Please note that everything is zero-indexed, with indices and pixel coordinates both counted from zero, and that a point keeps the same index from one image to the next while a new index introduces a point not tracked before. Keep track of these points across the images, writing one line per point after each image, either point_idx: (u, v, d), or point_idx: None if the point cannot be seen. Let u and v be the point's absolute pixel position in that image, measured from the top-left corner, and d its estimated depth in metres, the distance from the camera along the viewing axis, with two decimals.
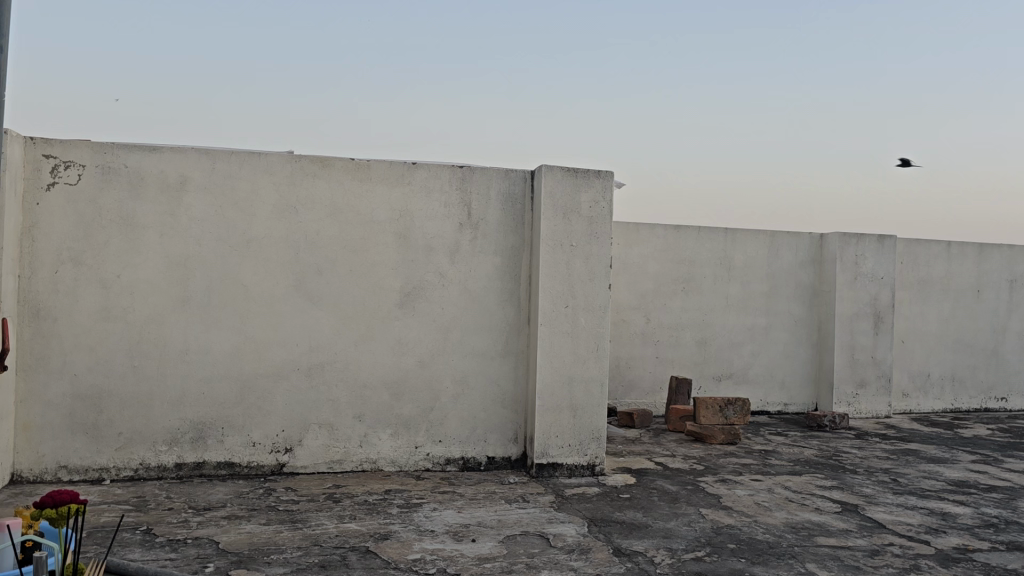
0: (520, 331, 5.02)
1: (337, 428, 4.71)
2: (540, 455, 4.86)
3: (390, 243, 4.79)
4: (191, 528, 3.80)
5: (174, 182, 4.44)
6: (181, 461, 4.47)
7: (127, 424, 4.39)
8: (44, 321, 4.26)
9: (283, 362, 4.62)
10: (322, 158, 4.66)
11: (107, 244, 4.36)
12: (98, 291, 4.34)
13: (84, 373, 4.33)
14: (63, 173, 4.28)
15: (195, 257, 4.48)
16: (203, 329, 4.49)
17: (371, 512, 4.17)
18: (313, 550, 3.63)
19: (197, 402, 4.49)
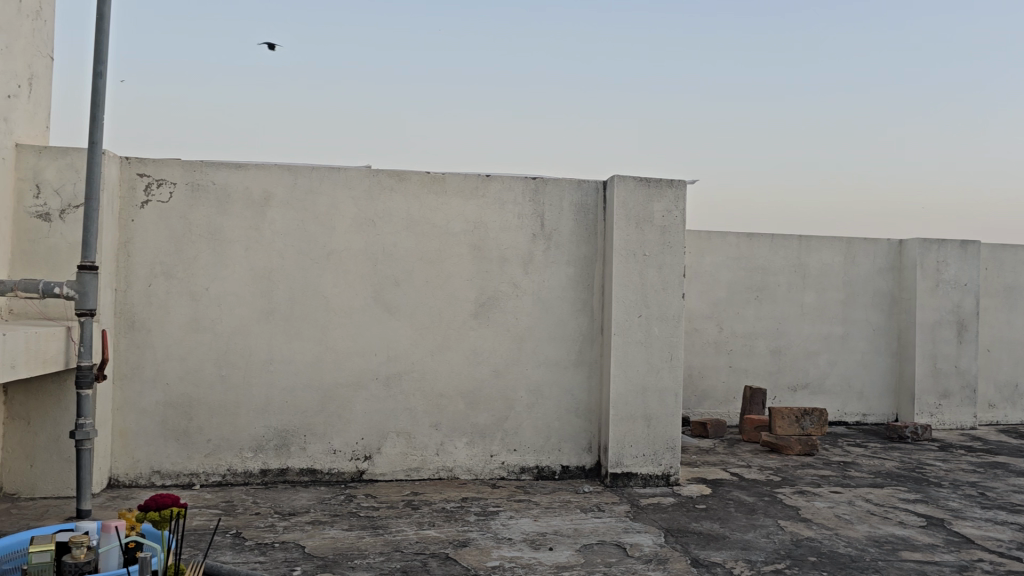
0: (593, 340, 5.04)
1: (415, 436, 4.80)
2: (614, 464, 4.87)
3: (465, 255, 4.87)
4: (278, 532, 3.93)
5: (259, 197, 4.61)
6: (266, 468, 4.62)
7: (215, 430, 4.56)
8: (138, 332, 4.47)
9: (363, 372, 4.74)
10: (399, 172, 4.78)
11: (196, 258, 4.54)
12: (188, 303, 4.53)
13: (176, 381, 4.51)
14: (156, 191, 4.49)
15: (279, 270, 4.64)
16: (287, 339, 4.64)
17: (449, 519, 4.24)
18: (395, 556, 3.72)
19: (281, 410, 4.63)
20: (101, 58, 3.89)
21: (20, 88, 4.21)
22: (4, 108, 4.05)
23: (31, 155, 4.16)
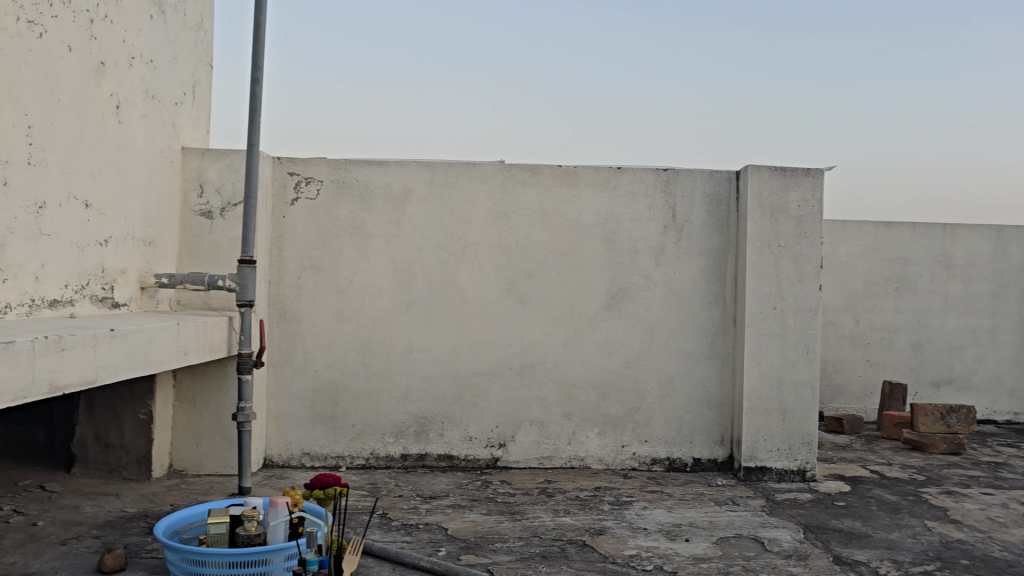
0: (726, 333, 4.99)
1: (547, 425, 4.90)
2: (748, 458, 4.81)
3: (596, 246, 4.92)
4: (421, 514, 4.10)
5: (399, 193, 4.80)
6: (406, 452, 4.82)
7: (359, 416, 4.79)
8: (290, 322, 4.75)
9: (497, 362, 4.87)
10: (532, 166, 4.87)
11: (342, 252, 4.78)
12: (334, 295, 4.78)
13: (323, 369, 4.77)
14: (305, 189, 4.75)
15: (418, 263, 4.82)
16: (425, 330, 4.83)
17: (583, 507, 4.31)
18: (533, 541, 3.82)
19: (420, 398, 4.83)
20: (258, 65, 4.16)
21: (185, 95, 4.55)
22: (172, 114, 4.39)
23: (195, 157, 4.49)
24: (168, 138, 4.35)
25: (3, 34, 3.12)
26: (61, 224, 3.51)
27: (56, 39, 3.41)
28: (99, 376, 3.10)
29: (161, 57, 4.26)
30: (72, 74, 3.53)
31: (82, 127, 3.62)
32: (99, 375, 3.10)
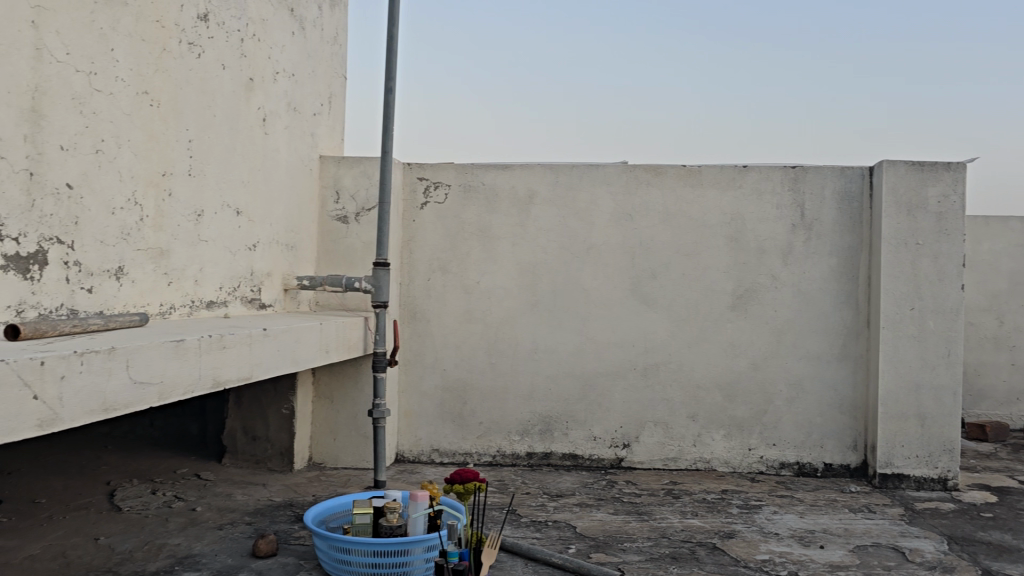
0: (859, 334, 4.82)
1: (672, 426, 4.88)
2: (883, 464, 4.64)
3: (721, 246, 4.86)
4: (549, 511, 4.17)
5: (524, 196, 4.90)
6: (532, 451, 4.92)
7: (486, 414, 4.91)
8: (419, 322, 4.92)
9: (621, 362, 4.89)
10: (656, 167, 4.87)
11: (469, 254, 4.91)
12: (462, 296, 4.91)
13: (452, 368, 4.92)
14: (434, 193, 4.91)
15: (542, 264, 4.90)
16: (550, 330, 4.90)
17: (711, 510, 4.27)
18: (663, 542, 3.81)
19: (545, 397, 4.91)
20: (391, 75, 4.33)
21: (323, 106, 4.80)
22: (311, 125, 4.64)
23: (332, 164, 4.72)
24: (308, 147, 4.59)
25: (169, 56, 3.39)
26: (217, 231, 3.77)
27: (212, 58, 3.68)
28: (255, 372, 3.32)
29: (302, 71, 4.51)
30: (225, 90, 3.79)
31: (234, 140, 3.88)
32: (255, 372, 3.32)
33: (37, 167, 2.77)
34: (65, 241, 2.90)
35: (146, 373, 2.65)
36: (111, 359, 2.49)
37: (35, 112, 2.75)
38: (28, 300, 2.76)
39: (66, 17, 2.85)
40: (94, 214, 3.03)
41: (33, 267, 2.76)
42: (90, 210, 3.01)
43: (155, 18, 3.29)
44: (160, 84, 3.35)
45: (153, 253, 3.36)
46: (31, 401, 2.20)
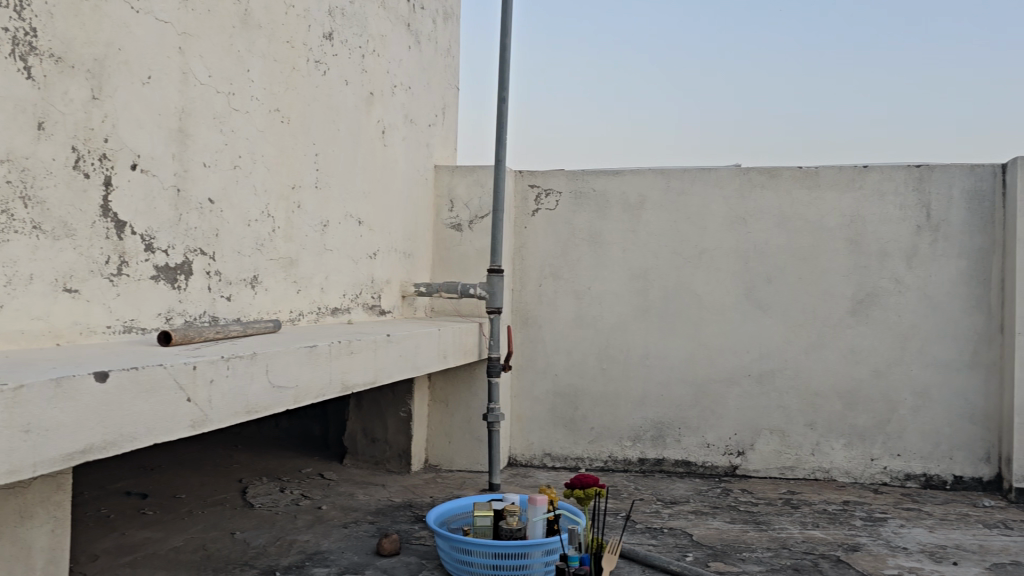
0: (991, 340, 4.58)
1: (789, 435, 4.77)
2: (1020, 478, 4.38)
3: (840, 249, 4.71)
4: (664, 518, 4.14)
5: (634, 201, 4.91)
6: (644, 457, 4.92)
7: (598, 419, 4.95)
8: (531, 328, 5.01)
9: (735, 368, 4.82)
10: (770, 169, 4.77)
11: (581, 260, 4.97)
12: (573, 301, 4.97)
13: (563, 373, 4.98)
14: (545, 201, 5.00)
15: (654, 269, 4.89)
16: (661, 336, 4.88)
17: (833, 521, 4.15)
18: (783, 553, 3.73)
19: (657, 403, 4.89)
20: (504, 85, 4.42)
21: (437, 117, 4.93)
22: (426, 135, 4.77)
23: (446, 174, 4.85)
24: (424, 158, 4.73)
25: (298, 74, 3.57)
26: (341, 240, 3.93)
27: (337, 75, 3.85)
28: (380, 376, 3.45)
29: (418, 84, 4.65)
30: (348, 105, 3.96)
31: (356, 153, 4.03)
32: (380, 376, 3.45)
33: (184, 183, 2.96)
34: (207, 252, 3.09)
35: (284, 377, 2.79)
36: (253, 364, 2.63)
37: (182, 132, 2.95)
38: (175, 307, 2.95)
39: (208, 42, 3.05)
40: (233, 227, 3.22)
41: (180, 277, 2.95)
42: (229, 222, 3.20)
43: (286, 39, 3.48)
44: (291, 101, 3.53)
45: (284, 263, 3.53)
46: (185, 403, 2.34)
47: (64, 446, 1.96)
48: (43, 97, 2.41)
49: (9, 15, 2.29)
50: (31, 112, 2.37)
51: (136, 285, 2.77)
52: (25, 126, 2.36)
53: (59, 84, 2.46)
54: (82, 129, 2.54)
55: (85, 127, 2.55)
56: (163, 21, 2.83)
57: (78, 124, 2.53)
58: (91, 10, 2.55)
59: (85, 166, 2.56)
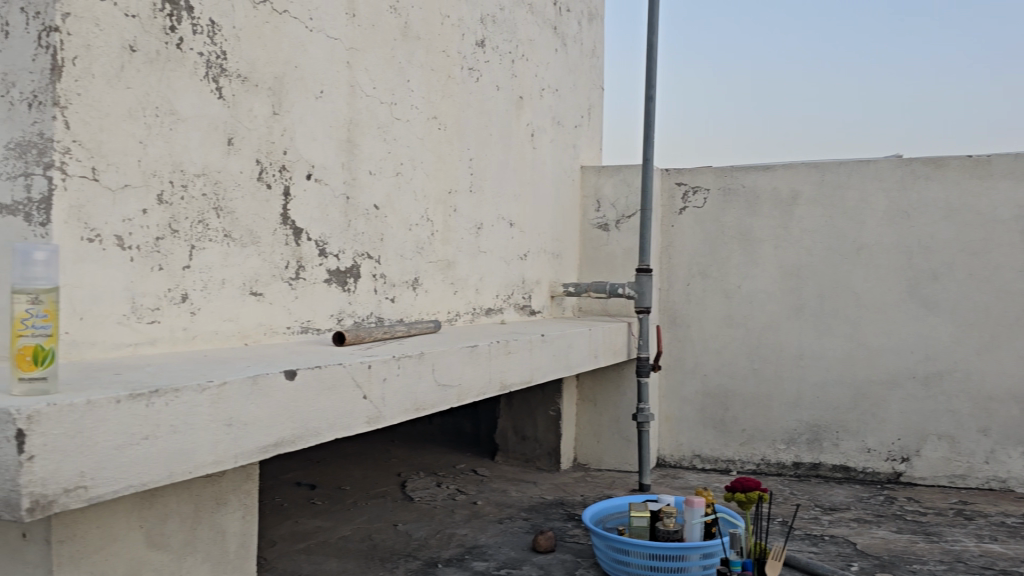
0: None
1: (960, 441, 4.48)
2: None
3: (1018, 242, 4.37)
4: (824, 525, 3.99)
5: (786, 197, 4.76)
6: (798, 461, 4.76)
7: (749, 421, 4.84)
8: (679, 327, 4.96)
9: (898, 370, 4.57)
10: (937, 158, 4.49)
11: (730, 258, 4.86)
12: (723, 300, 4.88)
13: (713, 373, 4.90)
14: (692, 198, 4.93)
15: (808, 267, 4.72)
16: (817, 335, 4.71)
17: (1014, 535, 3.86)
18: (959, 567, 3.50)
19: (813, 405, 4.72)
20: (651, 83, 4.39)
21: (582, 118, 4.97)
22: (572, 137, 4.84)
23: (592, 175, 4.92)
24: (570, 159, 4.81)
25: (452, 82, 3.70)
26: (493, 243, 4.07)
27: (487, 81, 3.96)
28: (535, 376, 3.51)
29: (564, 86, 4.72)
30: (499, 110, 4.07)
31: (507, 156, 4.16)
32: (535, 375, 3.51)
33: (352, 191, 3.13)
34: (373, 256, 3.25)
35: (448, 375, 2.89)
36: (420, 363, 2.74)
37: (350, 142, 3.11)
38: (346, 309, 3.12)
39: (372, 56, 3.20)
40: (395, 232, 3.37)
41: (350, 280, 3.12)
42: (393, 227, 3.36)
43: (442, 49, 3.61)
44: (446, 109, 3.66)
45: (441, 265, 3.68)
46: (361, 400, 2.47)
47: (261, 440, 2.10)
48: (232, 115, 2.60)
49: (203, 41, 2.49)
50: (223, 129, 2.57)
51: (312, 288, 2.95)
52: (217, 142, 2.55)
53: (245, 102, 2.65)
54: (264, 144, 2.73)
55: (267, 142, 2.74)
56: (333, 38, 3.00)
57: (261, 139, 2.71)
58: (272, 32, 2.74)
59: (267, 178, 2.74)
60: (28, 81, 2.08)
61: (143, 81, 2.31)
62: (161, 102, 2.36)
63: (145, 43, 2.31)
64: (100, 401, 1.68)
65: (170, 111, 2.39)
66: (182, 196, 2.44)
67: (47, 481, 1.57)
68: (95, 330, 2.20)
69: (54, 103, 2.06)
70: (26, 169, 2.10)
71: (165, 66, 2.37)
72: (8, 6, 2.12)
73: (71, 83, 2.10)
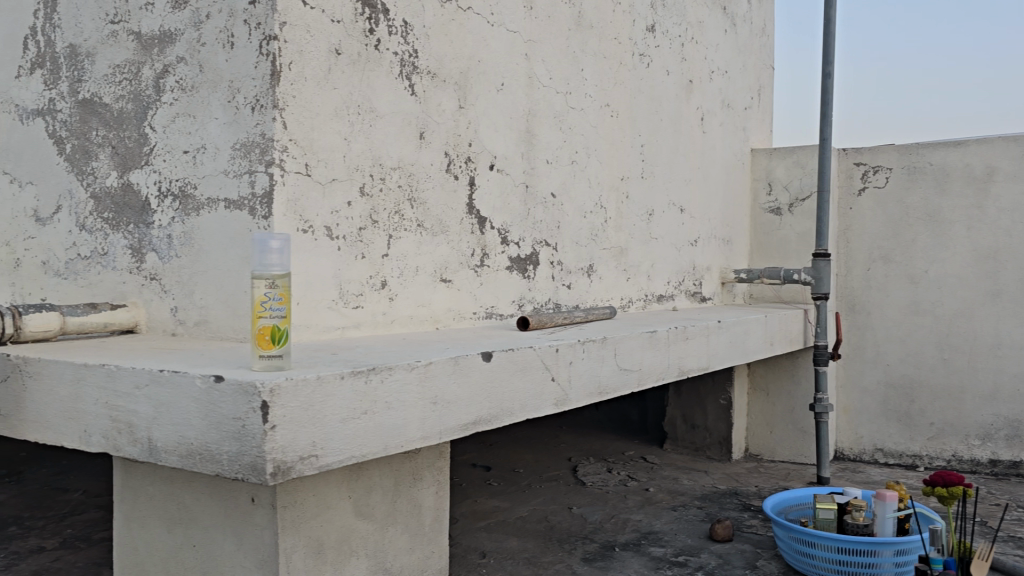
0: None
1: None
2: None
3: None
4: None
5: (981, 173, 4.51)
6: (996, 459, 4.49)
7: (939, 414, 4.61)
8: (859, 314, 4.79)
9: None
10: None
11: (916, 241, 4.65)
12: (908, 286, 4.68)
13: (897, 363, 4.70)
14: (873, 178, 4.75)
15: (1006, 249, 4.45)
16: (1016, 323, 4.44)
17: None
18: None
19: (1012, 398, 4.46)
20: (828, 59, 4.20)
21: (753, 99, 4.85)
22: (743, 119, 4.73)
23: (764, 157, 4.79)
24: (741, 142, 4.71)
25: (624, 68, 3.71)
26: (665, 229, 4.06)
27: (659, 66, 3.95)
28: (712, 362, 3.47)
29: (734, 67, 4.61)
30: (670, 95, 4.05)
31: (678, 142, 4.13)
32: (712, 362, 3.47)
33: (531, 180, 3.20)
34: (551, 243, 3.33)
35: (629, 360, 2.92)
36: (604, 347, 2.78)
37: (529, 132, 3.19)
38: (526, 295, 3.21)
39: (549, 46, 3.26)
40: (571, 219, 3.43)
41: (530, 267, 3.22)
42: (569, 215, 3.42)
43: (614, 36, 3.62)
44: (618, 96, 3.68)
45: (615, 252, 3.71)
46: (550, 382, 2.54)
47: (462, 417, 2.21)
48: (423, 110, 2.73)
49: (398, 41, 2.62)
50: (415, 123, 2.70)
51: (495, 275, 3.06)
52: (411, 137, 2.69)
53: (434, 97, 2.77)
54: (452, 136, 2.85)
55: (454, 134, 2.85)
56: (512, 31, 3.08)
57: (449, 132, 2.83)
58: (458, 28, 2.85)
59: (455, 169, 2.86)
60: (251, 87, 2.27)
61: (347, 82, 2.46)
62: (363, 101, 2.52)
63: (348, 46, 2.46)
64: (328, 378, 1.81)
65: (370, 108, 2.54)
66: (381, 188, 2.59)
67: (286, 448, 1.73)
68: (310, 314, 2.39)
69: (274, 105, 2.24)
70: (250, 167, 2.29)
71: (365, 67, 2.52)
72: (232, 19, 2.31)
73: (288, 86, 2.28)
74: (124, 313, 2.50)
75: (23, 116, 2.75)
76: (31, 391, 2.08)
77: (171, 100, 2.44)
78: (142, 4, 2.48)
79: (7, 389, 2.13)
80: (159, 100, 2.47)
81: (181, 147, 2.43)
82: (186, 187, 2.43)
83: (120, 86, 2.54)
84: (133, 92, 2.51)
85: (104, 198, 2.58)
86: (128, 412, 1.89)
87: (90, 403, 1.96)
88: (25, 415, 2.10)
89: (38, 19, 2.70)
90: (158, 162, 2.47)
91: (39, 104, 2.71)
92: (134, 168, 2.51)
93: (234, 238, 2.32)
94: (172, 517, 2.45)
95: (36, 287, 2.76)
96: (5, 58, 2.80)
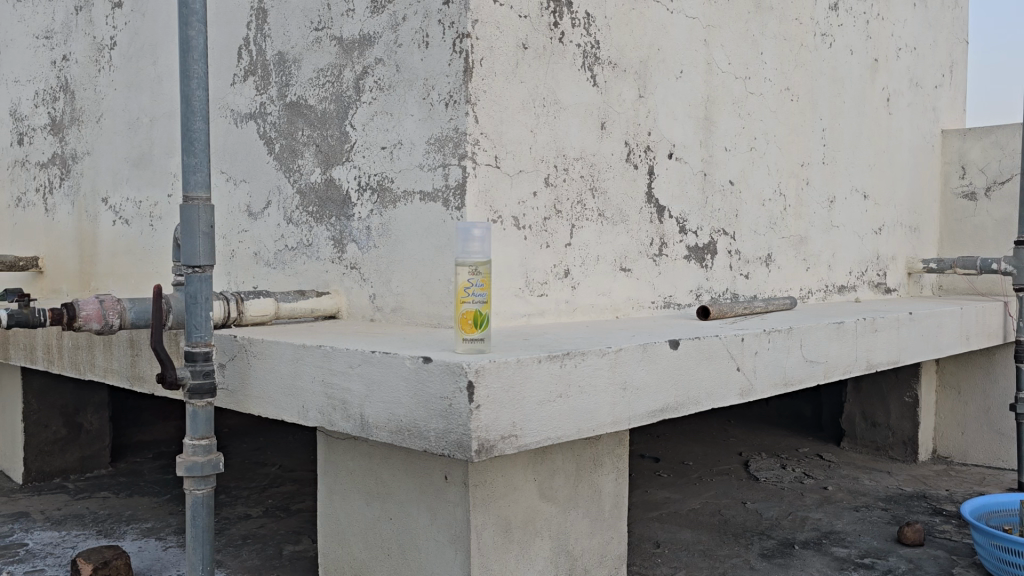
0: None
1: None
2: None
3: None
4: None
5: None
6: None
7: None
8: None
9: None
10: None
11: None
12: None
13: None
14: None
15: None
16: None
17: None
18: None
19: None
20: None
21: (944, 77, 4.54)
22: (933, 98, 4.44)
23: (957, 139, 4.48)
24: (930, 123, 4.43)
25: (806, 50, 3.58)
26: (847, 216, 3.89)
27: (842, 45, 3.78)
28: (903, 356, 3.30)
29: (924, 44, 4.33)
30: (854, 75, 3.87)
31: (862, 124, 3.94)
32: (903, 356, 3.30)
33: (710, 168, 3.16)
34: (729, 232, 3.27)
35: (816, 351, 2.83)
36: (790, 338, 2.71)
37: (708, 119, 3.15)
38: (704, 285, 3.18)
39: (728, 31, 3.21)
40: (750, 207, 3.36)
41: (707, 256, 3.17)
42: (747, 203, 3.35)
43: (795, 17, 3.50)
44: (799, 79, 3.56)
45: (794, 240, 3.59)
46: (736, 372, 2.50)
47: (650, 404, 2.22)
48: (604, 100, 2.76)
49: (581, 33, 2.66)
50: (597, 114, 2.74)
51: (674, 264, 3.04)
52: (593, 128, 2.73)
53: (615, 87, 2.79)
54: (632, 126, 2.86)
55: (634, 124, 2.86)
56: (692, 17, 3.04)
57: (630, 121, 2.85)
58: (638, 17, 2.85)
59: (635, 159, 2.87)
60: (445, 84, 2.37)
61: (533, 76, 2.53)
62: (548, 94, 2.58)
63: (534, 40, 2.52)
64: (527, 361, 1.88)
65: (554, 101, 2.60)
66: (565, 178, 2.64)
67: (489, 427, 1.81)
68: (500, 301, 2.47)
69: (467, 101, 2.33)
70: (444, 160, 2.39)
71: (550, 60, 2.58)
72: (428, 20, 2.42)
73: (479, 82, 2.36)
74: (329, 300, 2.70)
75: (238, 119, 3.01)
76: (254, 368, 2.29)
77: (370, 99, 2.60)
78: (345, 10, 2.65)
79: (235, 366, 2.36)
80: (359, 100, 2.63)
81: (379, 144, 2.57)
82: (383, 181, 2.57)
83: (323, 88, 2.73)
84: (335, 94, 2.69)
85: (309, 193, 2.79)
86: (343, 390, 2.04)
87: (309, 381, 2.13)
88: (250, 391, 2.32)
89: (251, 30, 2.95)
90: (358, 158, 2.64)
91: (251, 108, 2.96)
92: (337, 164, 2.69)
93: (429, 228, 2.44)
94: (372, 490, 2.61)
95: (249, 276, 3.02)
96: (222, 67, 3.08)
